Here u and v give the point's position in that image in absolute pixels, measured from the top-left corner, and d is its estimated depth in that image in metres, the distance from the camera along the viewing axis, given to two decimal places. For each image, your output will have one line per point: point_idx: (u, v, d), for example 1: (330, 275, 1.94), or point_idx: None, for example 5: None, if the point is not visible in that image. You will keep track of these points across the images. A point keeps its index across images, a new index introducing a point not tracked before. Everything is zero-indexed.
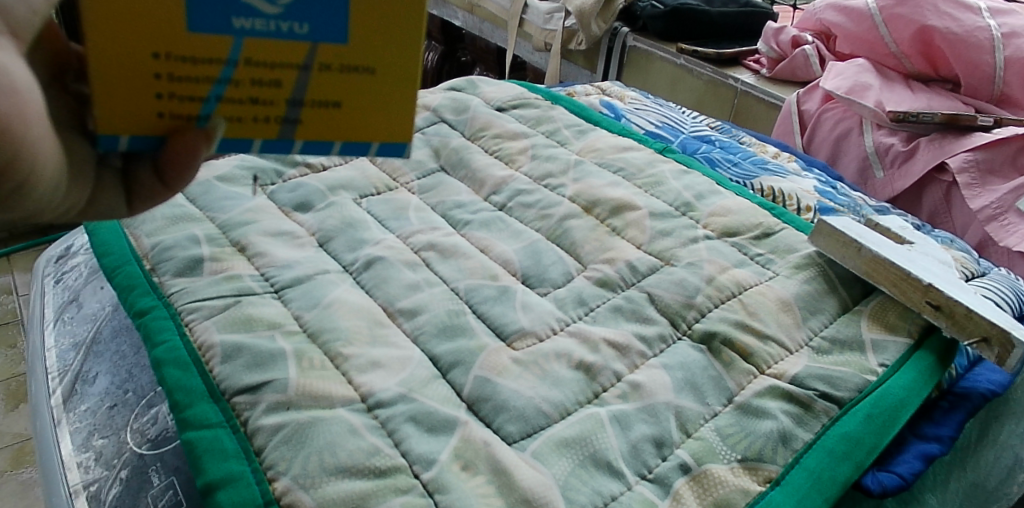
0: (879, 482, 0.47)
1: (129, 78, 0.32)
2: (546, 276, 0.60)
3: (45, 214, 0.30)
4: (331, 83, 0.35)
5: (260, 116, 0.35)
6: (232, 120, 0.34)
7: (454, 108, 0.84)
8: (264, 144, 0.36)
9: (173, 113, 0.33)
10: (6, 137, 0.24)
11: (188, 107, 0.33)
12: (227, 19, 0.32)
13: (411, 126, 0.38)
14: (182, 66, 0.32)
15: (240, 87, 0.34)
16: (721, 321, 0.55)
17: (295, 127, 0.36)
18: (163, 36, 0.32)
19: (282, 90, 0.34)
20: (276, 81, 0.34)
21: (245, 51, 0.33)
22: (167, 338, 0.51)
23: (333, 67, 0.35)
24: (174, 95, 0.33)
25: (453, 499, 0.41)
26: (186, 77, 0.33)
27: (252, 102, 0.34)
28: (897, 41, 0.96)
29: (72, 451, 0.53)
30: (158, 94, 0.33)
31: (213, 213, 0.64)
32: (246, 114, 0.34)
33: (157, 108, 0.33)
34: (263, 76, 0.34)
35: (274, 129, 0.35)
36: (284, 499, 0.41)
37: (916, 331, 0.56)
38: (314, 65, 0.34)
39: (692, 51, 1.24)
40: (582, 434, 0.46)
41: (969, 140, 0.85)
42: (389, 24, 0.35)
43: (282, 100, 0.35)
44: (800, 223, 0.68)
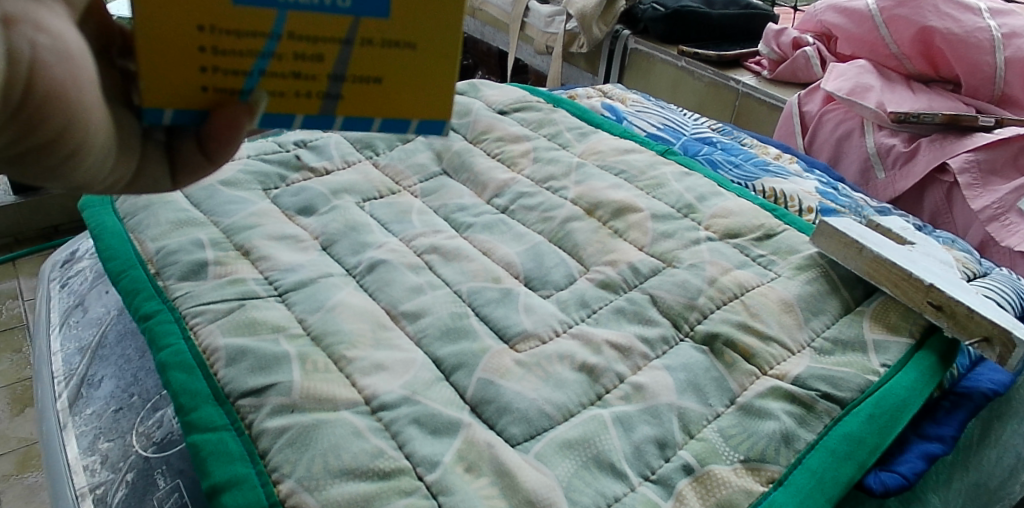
0: (881, 482, 0.48)
1: (173, 49, 0.30)
2: (549, 279, 0.60)
3: (92, 186, 0.28)
4: (375, 59, 0.33)
5: (301, 92, 0.32)
6: (276, 94, 0.32)
7: (456, 111, 0.84)
8: (305, 120, 0.33)
9: (217, 87, 0.31)
10: (63, 102, 0.24)
11: (232, 81, 0.31)
12: None
13: (450, 104, 0.35)
14: (226, 39, 0.30)
15: (283, 61, 0.31)
16: (723, 322, 0.56)
17: (336, 103, 0.33)
18: (207, 6, 0.30)
19: (325, 65, 0.32)
20: (318, 55, 0.32)
21: (290, 24, 0.31)
22: (172, 342, 0.52)
23: (376, 42, 0.32)
24: (218, 69, 0.31)
25: (457, 500, 0.42)
26: (230, 50, 0.31)
27: (294, 77, 0.32)
28: (897, 42, 0.96)
29: (78, 454, 0.54)
30: (203, 67, 0.31)
31: (217, 217, 0.65)
32: (288, 89, 0.32)
33: (201, 81, 0.31)
34: (307, 50, 0.31)
35: (315, 105, 0.33)
36: (289, 501, 0.41)
37: (918, 331, 0.56)
38: (356, 40, 0.32)
39: (693, 53, 1.24)
40: (585, 435, 0.46)
41: (969, 141, 0.85)
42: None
43: (324, 76, 0.32)
44: (802, 224, 0.68)
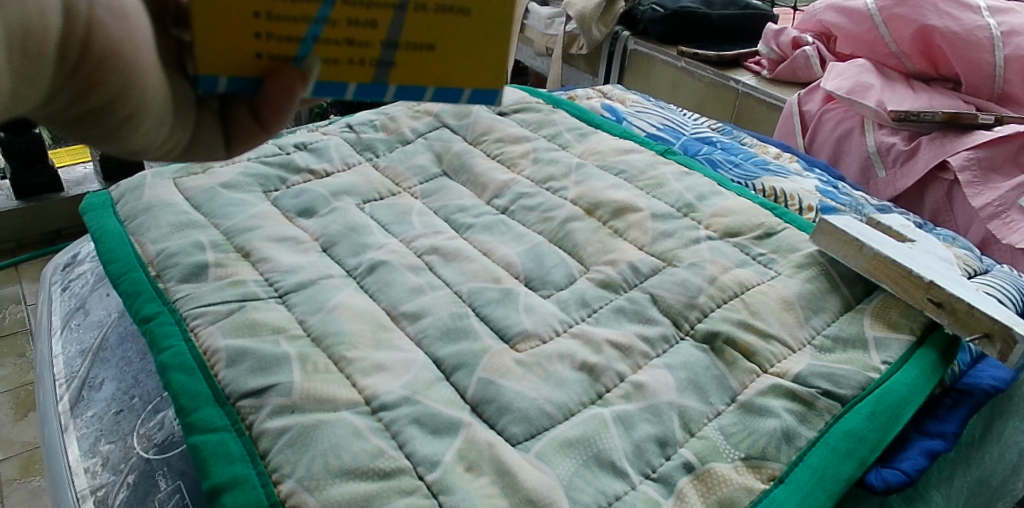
0: (883, 479, 0.47)
1: (228, 18, 0.29)
2: (549, 279, 0.60)
3: (149, 151, 0.30)
4: (429, 26, 0.31)
5: (354, 59, 0.31)
6: (331, 62, 0.31)
7: (456, 113, 0.84)
8: (358, 89, 0.32)
9: (271, 53, 0.30)
10: (118, 61, 0.25)
11: (286, 47, 0.30)
12: None
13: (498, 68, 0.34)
14: (281, 9, 0.29)
15: (337, 28, 0.30)
16: (724, 321, 0.56)
17: (389, 71, 0.31)
18: None
19: (378, 31, 0.30)
20: (372, 21, 0.30)
21: None
22: (173, 343, 0.52)
23: (429, 7, 0.30)
24: (272, 36, 0.30)
25: (457, 499, 0.42)
26: (284, 16, 0.29)
27: (347, 44, 0.30)
28: (897, 40, 0.96)
29: (79, 456, 0.53)
30: (257, 33, 0.30)
31: (218, 220, 0.65)
32: (342, 56, 0.31)
33: (255, 48, 0.30)
34: (361, 20, 0.30)
35: (368, 72, 0.31)
36: (289, 502, 0.41)
37: (918, 328, 0.56)
38: (409, 6, 0.30)
39: (693, 53, 1.24)
40: (585, 434, 0.46)
41: (969, 138, 0.85)
42: None
43: (378, 44, 0.31)
44: (802, 223, 0.68)
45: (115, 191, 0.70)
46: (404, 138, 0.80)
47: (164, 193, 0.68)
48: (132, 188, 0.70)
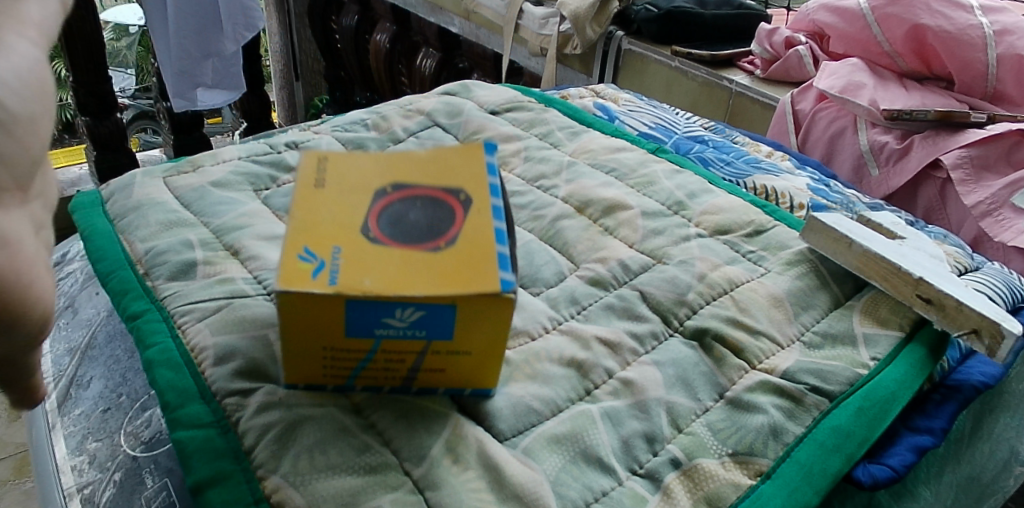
0: (870, 474, 0.47)
1: (304, 349, 0.44)
2: (539, 276, 0.60)
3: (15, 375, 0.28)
4: (443, 359, 0.45)
5: (391, 369, 0.46)
6: (373, 372, 0.46)
7: (448, 112, 0.84)
8: (390, 388, 0.48)
9: (332, 373, 0.46)
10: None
11: (351, 355, 0.45)
12: (374, 331, 0.42)
13: (498, 372, 0.47)
14: (338, 351, 0.44)
15: (379, 357, 0.45)
16: (713, 317, 0.56)
17: (422, 363, 0.45)
18: (332, 342, 0.43)
19: (409, 354, 0.44)
20: (402, 359, 0.45)
21: (383, 346, 0.43)
22: (160, 340, 0.52)
23: (441, 352, 0.44)
24: (333, 355, 0.44)
25: (444, 495, 0.41)
26: (343, 350, 0.44)
27: (386, 360, 0.45)
28: (890, 40, 0.97)
29: (66, 454, 0.53)
30: (324, 349, 0.44)
31: (208, 218, 0.65)
32: (382, 374, 0.46)
33: (323, 353, 0.44)
34: (394, 356, 0.45)
35: (404, 372, 0.46)
36: (274, 498, 0.41)
37: (908, 325, 0.56)
38: (429, 351, 0.44)
39: (687, 54, 1.23)
40: (573, 430, 0.46)
41: (962, 137, 0.85)
42: (484, 328, 0.43)
43: (406, 368, 0.46)
44: (792, 221, 0.68)
45: (105, 189, 0.70)
46: (395, 137, 0.80)
47: (154, 192, 0.68)
48: (121, 186, 0.70)
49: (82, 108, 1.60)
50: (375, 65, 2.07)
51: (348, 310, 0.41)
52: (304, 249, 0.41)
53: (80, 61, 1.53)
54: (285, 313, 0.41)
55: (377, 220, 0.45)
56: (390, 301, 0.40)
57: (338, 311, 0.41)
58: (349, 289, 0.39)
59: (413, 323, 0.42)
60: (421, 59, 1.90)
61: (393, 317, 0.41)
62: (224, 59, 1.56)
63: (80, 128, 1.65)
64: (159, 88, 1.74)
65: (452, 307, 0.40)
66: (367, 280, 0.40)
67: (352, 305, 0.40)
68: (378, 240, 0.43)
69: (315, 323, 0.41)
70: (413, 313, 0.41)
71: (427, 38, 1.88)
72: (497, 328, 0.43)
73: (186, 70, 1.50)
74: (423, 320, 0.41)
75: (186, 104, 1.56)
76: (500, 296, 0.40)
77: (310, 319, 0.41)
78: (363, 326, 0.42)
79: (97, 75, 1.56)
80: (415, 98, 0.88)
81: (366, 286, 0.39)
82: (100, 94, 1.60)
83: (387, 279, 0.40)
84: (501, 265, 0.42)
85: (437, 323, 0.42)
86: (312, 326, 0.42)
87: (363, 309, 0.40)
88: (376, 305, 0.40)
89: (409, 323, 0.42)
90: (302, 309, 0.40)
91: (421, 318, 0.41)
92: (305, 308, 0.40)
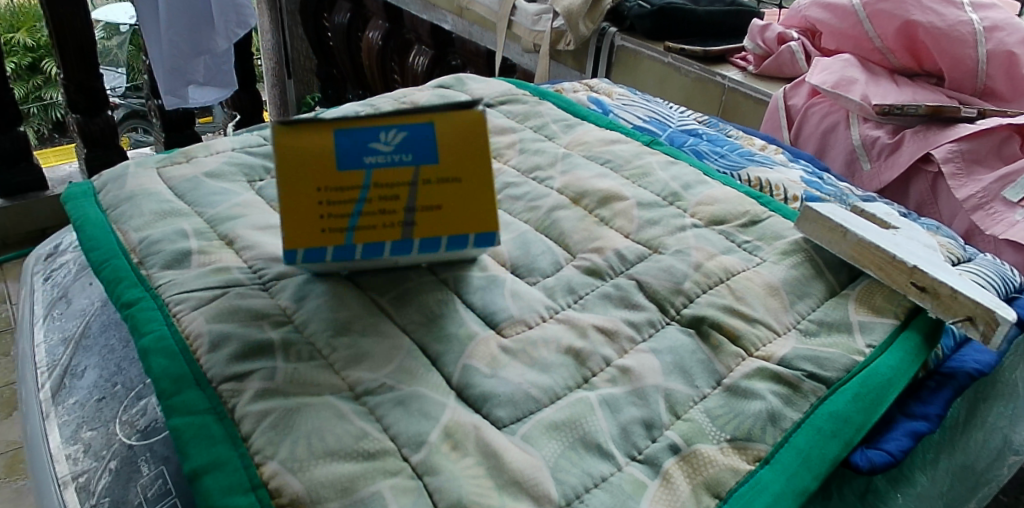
0: (868, 459, 0.48)
1: (303, 196, 0.52)
2: (535, 266, 0.60)
3: None
4: (431, 194, 0.53)
5: (387, 222, 0.53)
6: (371, 226, 0.53)
7: (442, 104, 0.84)
8: (392, 245, 0.54)
9: (332, 231, 0.53)
10: None
11: (344, 207, 0.52)
12: (364, 159, 0.52)
13: (494, 218, 0.55)
14: (335, 197, 0.52)
15: (373, 202, 0.53)
16: (709, 306, 0.56)
17: (411, 228, 0.54)
18: (325, 176, 0.51)
19: (399, 198, 0.53)
20: (394, 195, 0.53)
21: (375, 177, 0.52)
22: (155, 327, 0.51)
23: (431, 180, 0.53)
24: (330, 199, 0.52)
25: (442, 480, 0.41)
26: (339, 195, 0.52)
27: (380, 211, 0.53)
28: (881, 36, 0.97)
29: (61, 443, 0.53)
30: (321, 199, 0.52)
31: (202, 208, 0.64)
32: (379, 221, 0.53)
33: (320, 201, 0.52)
34: (387, 195, 0.53)
35: (398, 230, 0.54)
36: (272, 483, 0.41)
37: (903, 313, 0.57)
38: (419, 180, 0.53)
39: (680, 49, 1.23)
40: (572, 417, 0.46)
41: (953, 131, 0.86)
42: (462, 151, 0.53)
43: (400, 217, 0.53)
44: (787, 211, 0.68)
45: (97, 180, 0.70)
46: None
47: (147, 183, 0.68)
48: (114, 177, 0.69)
49: (71, 105, 1.59)
50: (367, 62, 2.06)
51: (339, 144, 0.51)
52: None
53: (70, 58, 1.51)
54: (282, 152, 0.51)
55: None
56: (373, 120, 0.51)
57: (330, 146, 0.51)
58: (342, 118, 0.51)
59: (398, 147, 0.52)
60: (413, 56, 1.90)
61: (379, 141, 0.52)
62: (215, 56, 1.55)
63: (70, 125, 1.63)
64: (150, 85, 1.73)
65: (430, 125, 0.52)
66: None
67: (342, 134, 0.51)
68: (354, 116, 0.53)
69: (306, 164, 0.51)
70: (397, 134, 0.51)
71: (419, 35, 1.87)
72: (475, 145, 0.53)
73: (179, 68, 1.50)
74: (406, 141, 0.52)
75: (178, 101, 1.55)
76: (466, 109, 0.53)
77: (308, 156, 0.51)
78: (355, 157, 0.52)
79: (88, 72, 1.55)
80: (410, 91, 0.88)
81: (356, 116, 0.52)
82: (90, 91, 1.58)
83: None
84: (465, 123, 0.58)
85: (417, 140, 0.52)
86: (309, 163, 0.51)
87: (352, 134, 0.51)
88: (363, 126, 0.51)
89: (395, 147, 0.52)
90: (302, 147, 0.51)
91: (405, 140, 0.52)
92: (302, 144, 0.51)
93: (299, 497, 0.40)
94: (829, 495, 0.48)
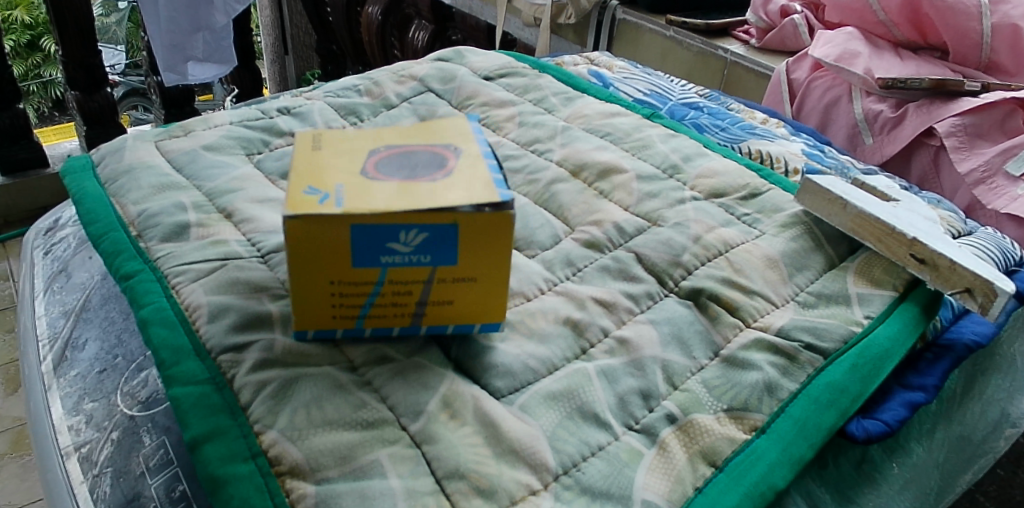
0: (863, 429, 0.48)
1: (311, 286, 0.45)
2: (534, 239, 0.60)
3: None
4: (448, 289, 0.47)
5: (398, 313, 0.47)
6: (380, 316, 0.47)
7: (441, 78, 0.83)
8: (399, 329, 0.48)
9: (341, 314, 0.47)
10: None
11: (356, 298, 0.46)
12: (380, 259, 0.44)
13: (501, 309, 0.49)
14: (348, 285, 0.45)
15: (385, 296, 0.46)
16: (707, 278, 0.56)
17: (421, 317, 0.48)
18: (335, 273, 0.44)
19: (413, 295, 0.47)
20: (408, 291, 0.46)
21: (391, 275, 0.45)
22: (154, 299, 0.51)
23: (447, 280, 0.46)
24: (341, 292, 0.45)
25: (441, 449, 0.42)
26: (350, 290, 0.45)
27: (392, 303, 0.47)
28: (885, 9, 0.96)
29: (63, 414, 0.53)
30: (331, 292, 0.45)
31: (200, 181, 0.64)
32: (389, 311, 0.47)
33: (331, 292, 0.45)
34: (401, 287, 0.46)
35: (407, 319, 0.48)
36: (271, 452, 0.41)
37: (901, 285, 0.57)
38: (434, 279, 0.46)
39: (682, 22, 1.21)
40: (570, 387, 0.46)
41: (957, 105, 0.85)
42: (484, 257, 0.45)
43: (414, 303, 0.47)
44: (787, 184, 0.68)
45: (96, 154, 0.69)
46: (388, 102, 0.79)
47: (145, 156, 0.68)
48: (113, 150, 0.69)
49: (70, 82, 1.57)
50: (366, 38, 2.04)
51: (354, 237, 0.42)
52: (308, 186, 0.43)
53: (68, 34, 1.50)
54: (293, 242, 0.42)
55: (374, 157, 0.47)
56: (393, 222, 0.41)
57: (343, 238, 0.42)
58: (355, 210, 0.41)
59: (418, 247, 0.44)
60: (412, 31, 1.87)
61: (398, 241, 0.43)
62: (214, 32, 1.53)
63: (70, 102, 1.62)
64: (148, 61, 1.71)
65: (455, 227, 0.43)
66: (373, 201, 0.41)
67: (357, 229, 0.42)
68: (372, 172, 0.45)
69: (317, 256, 0.43)
70: (418, 235, 0.43)
71: (419, 9, 1.85)
72: (498, 253, 0.45)
73: (177, 44, 1.49)
74: (426, 243, 0.43)
75: (177, 78, 1.54)
76: (495, 210, 0.43)
77: (319, 246, 0.42)
78: (370, 255, 0.44)
79: (86, 48, 1.54)
80: (409, 64, 0.88)
81: (372, 205, 0.41)
82: (89, 67, 1.57)
83: (392, 199, 0.41)
84: (495, 185, 0.43)
85: (437, 246, 0.44)
86: (316, 259, 0.43)
87: (369, 231, 0.42)
88: (383, 227, 0.42)
89: (415, 248, 0.44)
90: (311, 239, 0.42)
91: (426, 241, 0.43)
92: (316, 236, 0.42)
93: (298, 464, 0.40)
94: (825, 464, 0.48)
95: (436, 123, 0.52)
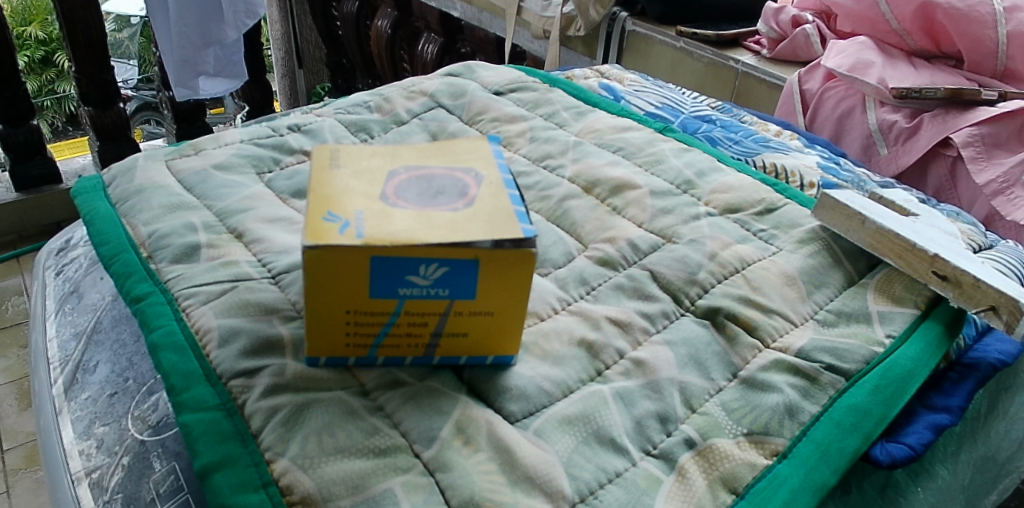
0: (888, 453, 0.47)
1: (324, 313, 0.44)
2: (547, 257, 0.59)
3: None
4: (465, 322, 0.46)
5: (411, 342, 0.47)
6: (394, 345, 0.47)
7: (452, 93, 0.83)
8: (412, 359, 0.48)
9: (355, 342, 0.46)
10: None
11: (370, 326, 0.45)
12: (397, 289, 0.43)
13: (518, 345, 0.48)
14: (362, 315, 0.44)
15: (400, 326, 0.46)
16: (724, 296, 0.55)
17: (435, 348, 0.47)
18: (352, 300, 0.43)
19: (428, 327, 0.46)
20: (424, 321, 0.46)
21: (407, 307, 0.44)
22: (165, 323, 0.51)
23: (464, 312, 0.45)
24: (356, 320, 0.45)
25: (454, 477, 0.41)
26: (366, 319, 0.45)
27: (407, 333, 0.46)
28: (898, 18, 0.95)
29: (74, 439, 0.53)
30: (347, 320, 0.45)
31: (210, 201, 0.64)
32: (403, 340, 0.47)
33: (345, 320, 0.45)
34: (417, 318, 0.45)
35: (420, 349, 0.47)
36: (283, 481, 0.40)
37: (923, 302, 0.55)
38: (451, 312, 0.45)
39: (692, 33, 1.19)
40: (585, 411, 0.46)
41: (973, 114, 0.84)
42: (505, 290, 0.45)
43: (429, 333, 0.46)
44: (803, 199, 0.67)
45: (107, 174, 0.69)
46: (399, 118, 0.79)
47: (156, 176, 0.67)
48: (124, 171, 0.69)
49: (83, 97, 1.58)
50: (375, 51, 2.05)
51: (372, 268, 0.42)
52: (327, 212, 0.42)
53: (79, 49, 1.51)
54: (310, 269, 0.41)
55: (394, 181, 0.46)
56: (414, 256, 0.41)
57: (361, 268, 0.42)
58: (377, 241, 0.40)
59: (436, 281, 0.43)
60: (422, 44, 1.87)
61: (417, 275, 0.43)
62: (227, 46, 1.55)
63: (84, 118, 1.63)
64: (159, 76, 1.72)
65: (475, 262, 0.42)
66: (394, 233, 0.40)
67: (377, 260, 0.41)
68: (392, 198, 0.44)
69: (334, 286, 0.42)
70: (438, 270, 0.42)
71: (428, 23, 1.85)
72: (520, 285, 0.45)
73: (188, 60, 1.49)
74: (446, 277, 0.43)
75: (188, 92, 1.54)
76: (521, 248, 0.42)
77: (336, 275, 0.42)
78: (388, 286, 0.43)
79: (98, 64, 1.54)
80: (420, 79, 0.87)
81: (393, 237, 0.40)
82: (102, 83, 1.58)
83: (414, 231, 0.41)
84: (518, 219, 0.43)
85: (459, 280, 0.43)
86: (334, 286, 0.43)
87: (388, 263, 0.41)
88: (404, 260, 0.41)
89: (433, 281, 0.43)
90: (329, 267, 0.41)
91: (445, 275, 0.43)
92: (334, 264, 0.41)
93: (309, 494, 0.40)
94: (849, 489, 0.47)
95: (456, 145, 0.51)
